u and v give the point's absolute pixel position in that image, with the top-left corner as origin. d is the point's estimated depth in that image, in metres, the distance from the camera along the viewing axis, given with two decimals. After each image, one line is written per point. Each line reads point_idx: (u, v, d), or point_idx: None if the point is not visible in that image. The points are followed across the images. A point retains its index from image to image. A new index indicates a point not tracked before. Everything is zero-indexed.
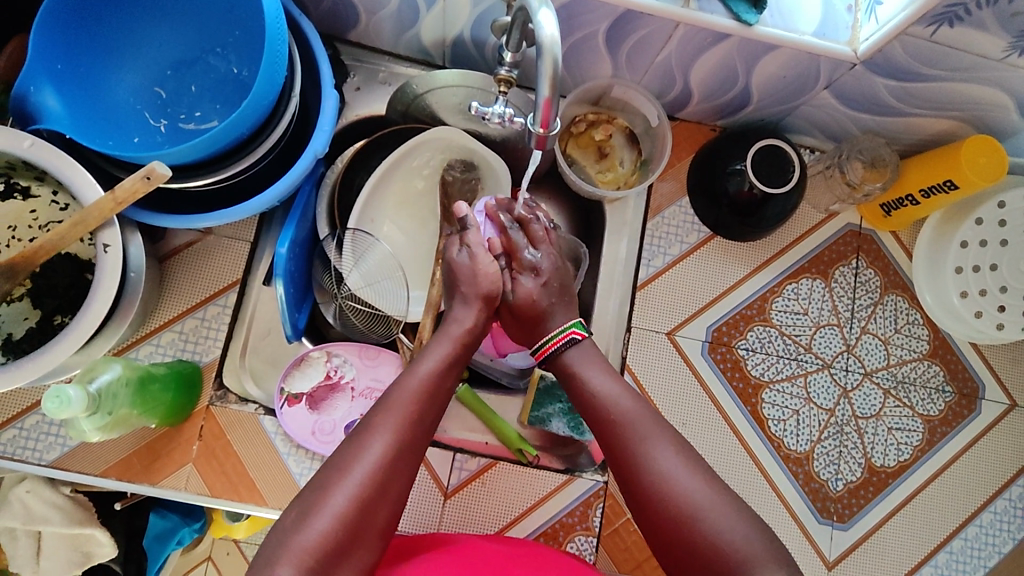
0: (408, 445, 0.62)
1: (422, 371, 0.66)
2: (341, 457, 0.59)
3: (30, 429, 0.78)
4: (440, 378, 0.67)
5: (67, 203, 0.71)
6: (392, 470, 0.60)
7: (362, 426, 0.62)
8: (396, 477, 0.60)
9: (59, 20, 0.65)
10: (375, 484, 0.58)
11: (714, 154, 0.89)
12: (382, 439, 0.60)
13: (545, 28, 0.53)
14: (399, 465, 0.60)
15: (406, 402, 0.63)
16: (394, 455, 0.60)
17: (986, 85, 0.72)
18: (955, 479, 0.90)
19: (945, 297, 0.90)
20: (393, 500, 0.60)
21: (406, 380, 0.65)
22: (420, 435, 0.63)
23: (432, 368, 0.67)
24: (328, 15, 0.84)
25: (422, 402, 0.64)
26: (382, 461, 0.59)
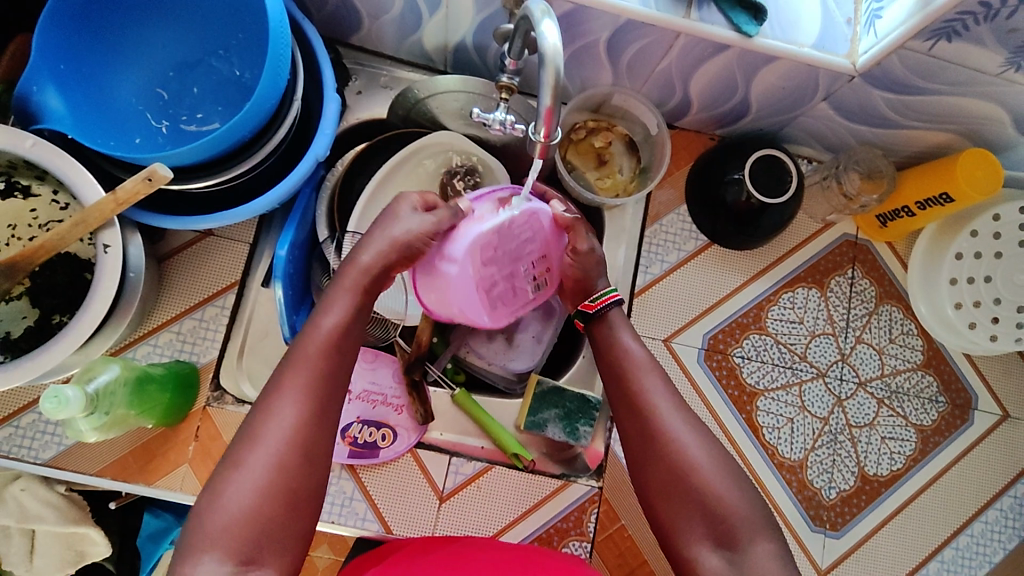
0: (316, 406, 0.60)
1: (321, 329, 0.63)
2: (253, 424, 0.59)
3: (26, 427, 0.78)
4: (347, 328, 0.64)
5: (67, 203, 0.71)
6: (307, 429, 0.59)
7: (268, 391, 0.60)
8: (310, 444, 0.59)
9: (63, 20, 0.65)
10: (289, 448, 0.58)
11: (712, 163, 0.90)
12: (289, 407, 0.59)
13: (547, 39, 0.53)
14: (313, 428, 0.59)
15: (310, 363, 0.61)
16: (303, 421, 0.59)
17: (982, 100, 0.73)
18: (947, 490, 0.91)
19: (940, 308, 0.91)
20: (314, 467, 0.59)
21: (308, 337, 0.62)
22: (332, 393, 0.61)
23: (331, 326, 0.63)
24: (331, 19, 0.84)
25: (324, 359, 0.61)
26: (296, 426, 0.59)
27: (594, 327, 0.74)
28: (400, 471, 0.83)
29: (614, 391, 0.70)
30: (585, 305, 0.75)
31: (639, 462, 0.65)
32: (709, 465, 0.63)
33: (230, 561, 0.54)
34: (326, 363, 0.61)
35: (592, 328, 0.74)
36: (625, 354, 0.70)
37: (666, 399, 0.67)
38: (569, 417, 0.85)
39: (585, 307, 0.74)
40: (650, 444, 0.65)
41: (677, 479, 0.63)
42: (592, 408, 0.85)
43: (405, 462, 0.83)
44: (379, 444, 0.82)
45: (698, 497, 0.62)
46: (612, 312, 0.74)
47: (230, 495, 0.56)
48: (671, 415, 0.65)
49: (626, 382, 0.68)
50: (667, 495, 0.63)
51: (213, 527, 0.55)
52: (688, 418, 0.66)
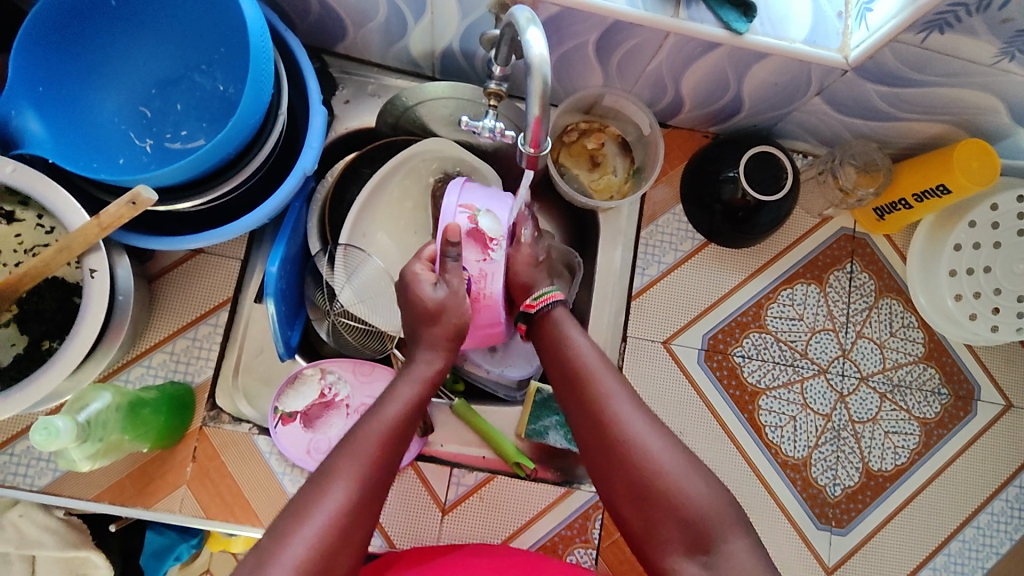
0: (372, 488, 0.60)
1: (384, 417, 0.64)
2: (306, 498, 0.58)
3: (20, 455, 0.78)
4: (409, 420, 0.66)
5: (52, 227, 0.70)
6: (358, 513, 0.58)
7: (325, 469, 0.60)
8: (358, 523, 0.58)
9: (39, 42, 0.64)
10: (335, 530, 0.56)
11: (706, 161, 0.89)
12: (346, 483, 0.59)
13: (534, 47, 0.52)
14: (361, 512, 0.58)
15: (370, 445, 0.62)
16: (358, 495, 0.59)
17: (978, 90, 0.72)
18: (952, 483, 0.91)
19: (939, 299, 0.90)
20: (356, 543, 0.58)
21: (370, 423, 0.64)
22: (383, 475, 0.61)
23: (393, 416, 0.65)
24: (316, 29, 0.83)
25: (384, 445, 0.62)
26: (344, 508, 0.57)
27: (545, 332, 0.73)
28: (402, 484, 0.82)
29: (570, 398, 0.69)
30: (527, 306, 0.74)
31: (600, 467, 0.65)
32: (674, 465, 0.61)
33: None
34: (385, 448, 0.62)
35: (545, 335, 0.73)
36: (577, 358, 0.69)
37: (622, 403, 0.65)
38: None
39: (528, 308, 0.74)
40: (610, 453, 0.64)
41: (640, 481, 0.61)
42: None
43: (407, 475, 0.82)
44: None
45: (663, 498, 0.60)
46: (554, 310, 0.74)
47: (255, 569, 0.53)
48: (631, 420, 0.64)
49: (581, 388, 0.68)
50: (633, 501, 0.62)
51: None
52: (649, 422, 0.64)
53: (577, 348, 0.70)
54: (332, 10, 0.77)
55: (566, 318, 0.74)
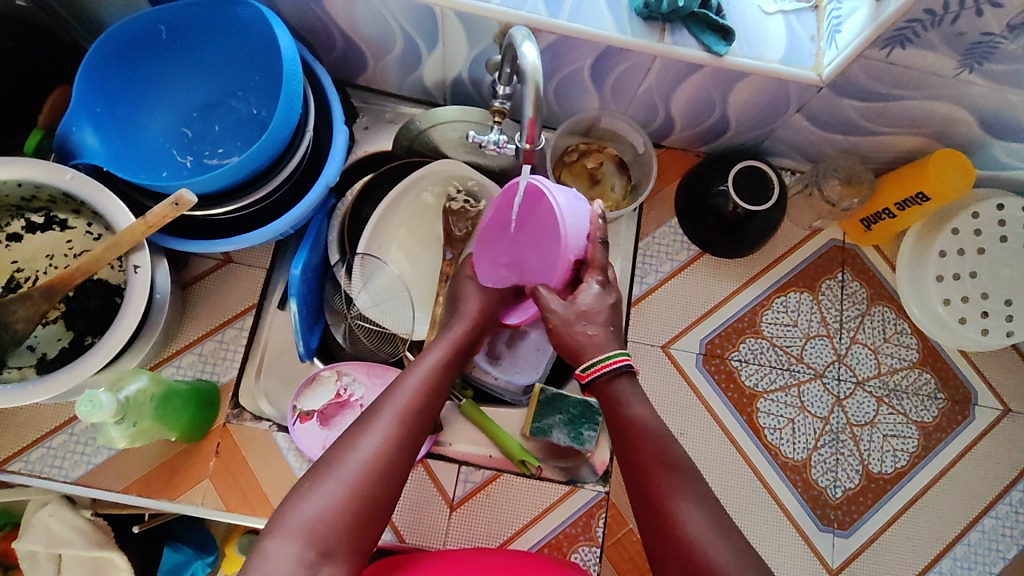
0: (410, 432, 0.64)
1: (419, 376, 0.69)
2: (348, 436, 0.62)
3: (58, 447, 0.82)
4: (443, 373, 0.71)
5: (100, 233, 0.77)
6: (404, 441, 0.63)
7: (372, 406, 0.65)
8: (397, 463, 0.61)
9: (100, 69, 0.73)
10: (386, 453, 0.61)
11: (697, 178, 0.95)
12: (391, 417, 0.63)
13: (528, 59, 0.59)
14: (408, 441, 0.63)
15: (408, 395, 0.66)
16: (396, 438, 0.62)
17: (945, 102, 0.78)
18: (953, 487, 0.91)
19: (930, 306, 0.93)
20: (397, 479, 0.61)
21: (407, 380, 0.68)
22: (424, 416, 0.67)
23: (426, 371, 0.70)
24: (340, 62, 0.92)
25: (422, 397, 0.67)
26: (394, 435, 0.62)
27: (605, 398, 0.71)
28: (411, 480, 0.86)
29: (628, 475, 0.67)
30: (579, 374, 0.73)
31: (651, 546, 0.63)
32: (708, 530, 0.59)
33: (307, 555, 0.54)
34: (427, 389, 0.68)
35: (608, 404, 0.71)
36: (637, 430, 0.67)
37: (678, 491, 0.62)
38: (574, 423, 0.87)
39: (579, 377, 0.72)
40: (658, 538, 0.62)
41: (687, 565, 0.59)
42: (594, 413, 0.88)
43: (416, 471, 0.86)
44: None
45: None
46: (615, 378, 0.71)
47: (307, 494, 0.57)
48: (684, 510, 0.61)
49: (637, 466, 0.66)
50: None
51: (284, 512, 0.56)
52: (705, 520, 0.60)
53: (638, 421, 0.68)
54: (355, 44, 0.87)
55: (630, 391, 0.71)
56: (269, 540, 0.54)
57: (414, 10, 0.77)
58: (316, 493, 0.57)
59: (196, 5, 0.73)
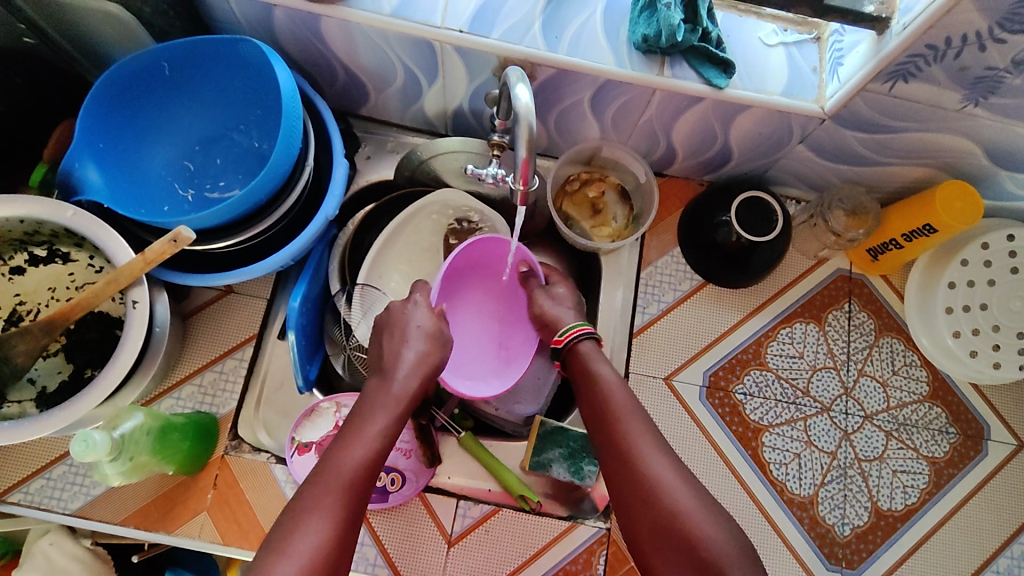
0: (345, 530, 0.60)
1: (354, 454, 0.65)
2: (278, 541, 0.58)
3: (57, 479, 0.82)
4: (376, 453, 0.67)
5: (101, 266, 0.78)
6: (336, 544, 0.59)
7: (299, 506, 0.61)
8: (333, 565, 0.58)
9: (103, 106, 0.74)
10: (318, 564, 0.57)
11: (700, 207, 0.94)
12: (322, 519, 0.60)
13: (521, 100, 0.59)
14: (341, 543, 0.60)
15: (341, 482, 0.63)
16: (331, 539, 0.59)
17: (951, 135, 0.77)
18: (967, 525, 0.89)
19: (939, 337, 0.92)
20: None
21: (338, 461, 0.64)
22: (358, 507, 0.63)
23: (359, 455, 0.65)
24: (342, 94, 0.93)
25: (356, 484, 0.63)
26: (325, 541, 0.58)
27: (579, 368, 0.78)
28: (409, 514, 0.85)
29: (601, 438, 0.72)
30: (557, 341, 0.81)
31: (624, 505, 0.66)
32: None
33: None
34: (359, 478, 0.64)
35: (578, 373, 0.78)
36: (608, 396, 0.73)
37: (647, 445, 0.68)
38: (574, 457, 0.86)
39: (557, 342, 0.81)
40: (632, 495, 0.66)
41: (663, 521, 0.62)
42: None
43: (414, 505, 0.85)
44: (388, 489, 0.83)
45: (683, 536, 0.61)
46: (581, 344, 0.80)
47: None
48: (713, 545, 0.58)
49: (610, 427, 0.71)
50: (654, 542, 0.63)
51: None
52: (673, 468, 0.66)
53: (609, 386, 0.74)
54: (356, 76, 0.87)
55: (600, 360, 0.78)
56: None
57: (414, 45, 0.77)
58: None
59: (199, 43, 0.74)
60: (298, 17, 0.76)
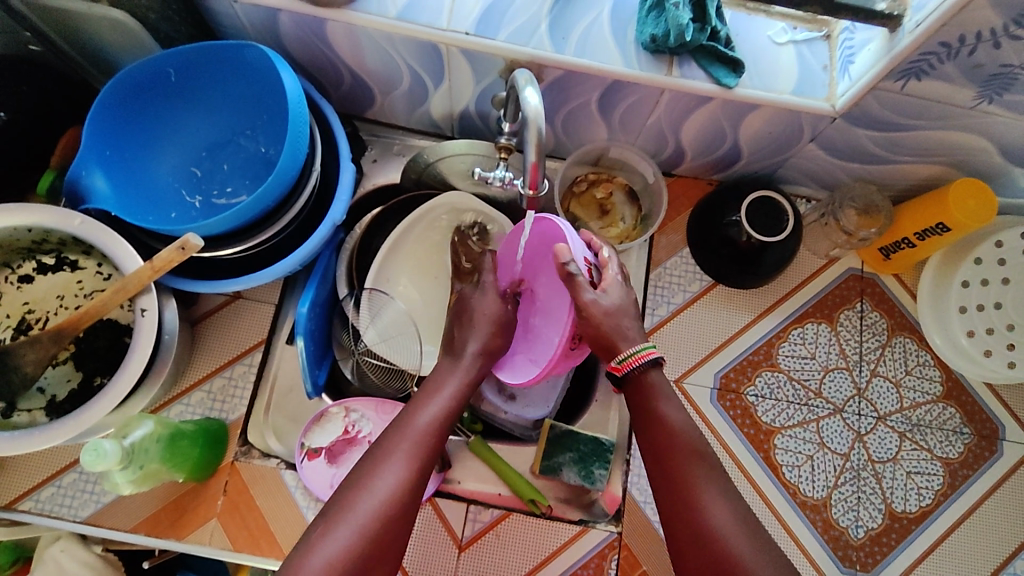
0: (419, 477, 0.63)
1: (430, 410, 0.69)
2: (359, 479, 0.61)
3: (67, 486, 0.82)
4: (453, 409, 0.70)
5: (110, 273, 0.78)
6: (412, 488, 0.62)
7: (377, 450, 0.64)
8: (408, 509, 0.61)
9: (109, 114, 0.74)
10: (395, 502, 0.60)
11: (710, 207, 0.93)
12: (398, 464, 0.63)
13: (529, 103, 0.59)
14: (416, 488, 0.62)
15: (417, 433, 0.66)
16: (408, 484, 0.62)
17: (965, 132, 0.75)
18: (982, 527, 0.88)
19: (953, 337, 0.90)
20: (406, 526, 0.60)
21: (416, 414, 0.68)
22: (433, 458, 0.65)
23: (435, 410, 0.69)
24: (348, 97, 0.92)
25: (432, 435, 0.66)
26: (402, 482, 0.62)
27: (641, 398, 0.68)
28: (420, 520, 0.85)
29: (657, 474, 0.65)
30: (615, 367, 0.69)
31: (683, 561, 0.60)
32: None
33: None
34: (434, 429, 0.67)
35: (641, 407, 0.68)
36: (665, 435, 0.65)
37: (710, 496, 0.61)
38: (584, 461, 0.86)
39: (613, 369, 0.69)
40: (690, 553, 0.60)
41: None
42: (606, 451, 0.86)
43: (424, 511, 0.85)
44: None
45: None
46: (647, 372, 0.69)
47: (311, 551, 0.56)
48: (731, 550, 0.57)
49: (670, 468, 0.64)
50: None
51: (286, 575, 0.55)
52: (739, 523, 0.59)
53: (671, 424, 0.66)
54: (362, 80, 0.87)
55: (670, 397, 0.68)
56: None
57: (420, 48, 0.77)
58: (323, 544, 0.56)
59: (205, 49, 0.73)
60: (303, 22, 0.75)
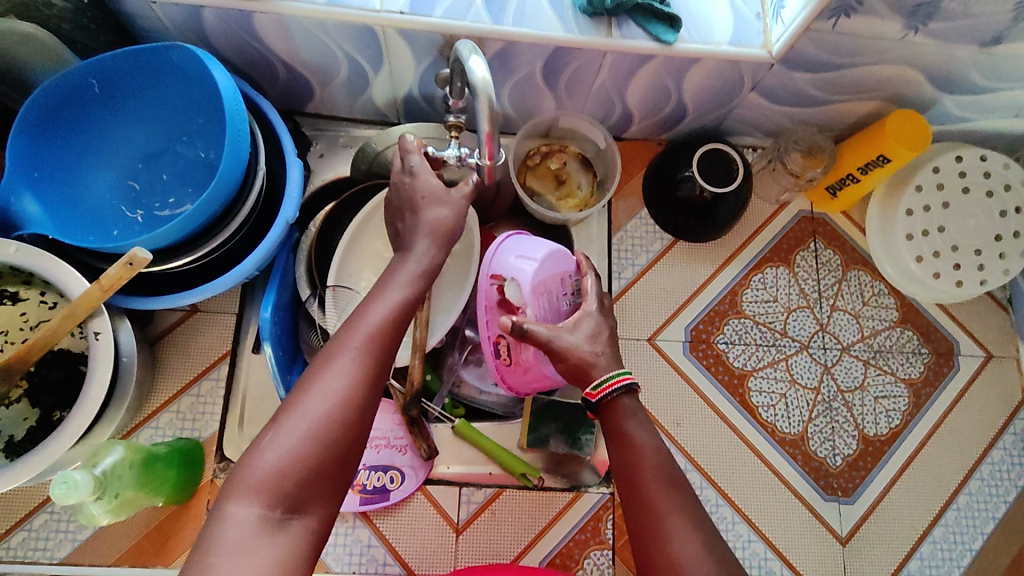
0: (376, 370, 0.58)
1: (385, 299, 0.62)
2: (309, 376, 0.56)
3: (39, 529, 0.79)
4: (413, 302, 0.64)
5: (55, 301, 0.74)
6: (371, 381, 0.57)
7: (333, 344, 0.59)
8: (365, 402, 0.56)
9: (31, 131, 0.70)
10: (352, 395, 0.56)
11: (663, 166, 0.94)
12: (353, 358, 0.57)
13: (476, 72, 0.58)
14: (374, 383, 0.58)
15: (372, 324, 0.60)
16: (365, 376, 0.57)
17: (894, 65, 0.78)
18: (947, 438, 0.93)
19: (902, 263, 0.94)
20: (366, 418, 0.56)
21: (372, 304, 0.62)
22: (392, 349, 0.60)
23: (392, 300, 0.62)
24: (286, 93, 0.90)
25: (389, 327, 0.60)
26: (357, 376, 0.57)
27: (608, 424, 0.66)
28: (414, 510, 0.84)
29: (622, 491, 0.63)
30: (586, 394, 0.67)
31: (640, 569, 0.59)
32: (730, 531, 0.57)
33: (271, 510, 0.50)
34: (393, 320, 0.61)
35: (610, 430, 0.66)
36: (636, 458, 0.63)
37: (674, 522, 0.58)
38: (569, 429, 0.87)
39: (590, 395, 0.67)
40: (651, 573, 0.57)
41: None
42: (590, 417, 0.88)
43: (417, 500, 0.85)
44: (389, 487, 0.83)
45: None
46: (620, 398, 0.66)
47: (261, 452, 0.52)
48: None
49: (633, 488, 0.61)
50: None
51: (238, 473, 0.52)
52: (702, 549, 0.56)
53: (642, 450, 0.63)
54: (298, 73, 0.84)
55: (638, 420, 0.65)
56: (230, 502, 0.50)
57: (355, 33, 0.74)
58: (275, 442, 0.53)
59: (127, 55, 0.70)
60: (229, 17, 0.72)
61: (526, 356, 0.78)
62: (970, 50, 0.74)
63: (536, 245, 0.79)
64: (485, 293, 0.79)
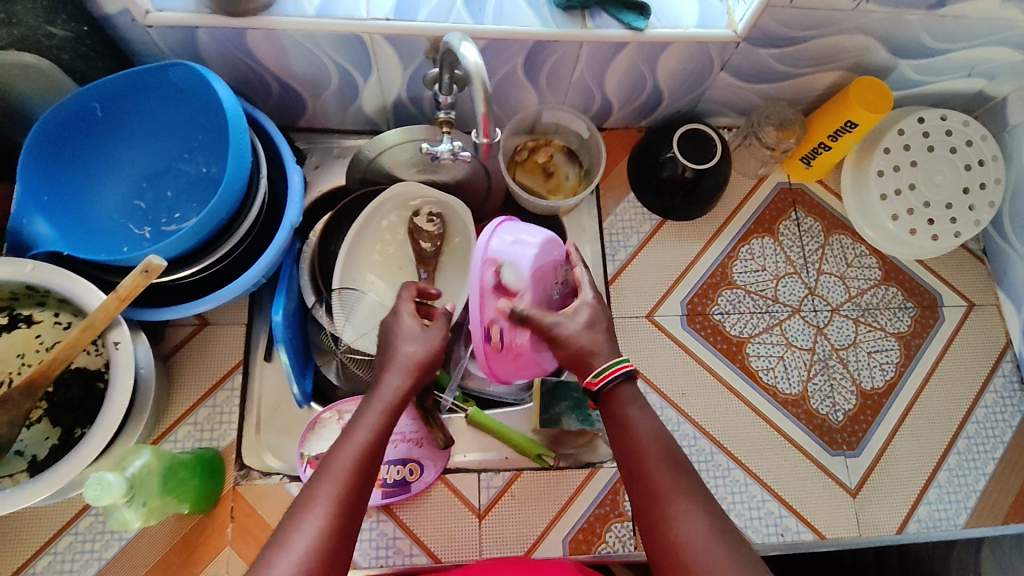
0: (349, 518, 0.56)
1: (356, 441, 0.61)
2: (279, 536, 0.54)
3: (65, 550, 0.79)
4: (382, 440, 0.62)
5: (69, 321, 0.76)
6: (341, 532, 0.55)
7: (303, 496, 0.57)
8: (336, 552, 0.54)
9: (39, 156, 0.72)
10: (323, 551, 0.53)
11: (645, 151, 0.98)
12: (323, 511, 0.55)
13: (468, 58, 0.62)
14: (345, 534, 0.55)
15: (343, 471, 0.58)
16: (335, 528, 0.55)
17: (851, 35, 0.84)
18: (941, 386, 0.96)
19: (879, 223, 0.99)
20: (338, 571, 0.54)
21: (341, 449, 0.60)
22: (363, 494, 0.58)
23: (361, 444, 0.61)
24: (279, 108, 0.93)
25: (359, 471, 0.59)
26: (328, 530, 0.54)
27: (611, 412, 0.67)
28: (435, 500, 0.85)
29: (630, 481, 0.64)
30: (589, 383, 0.69)
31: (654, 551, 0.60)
32: None
33: None
34: (361, 462, 0.59)
35: (612, 418, 0.67)
36: (636, 444, 0.64)
37: (679, 507, 0.59)
38: (579, 407, 0.89)
39: (590, 384, 0.68)
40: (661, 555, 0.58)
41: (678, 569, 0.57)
42: None
43: (437, 490, 0.86)
44: (409, 479, 0.85)
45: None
46: (619, 386, 0.67)
47: None
48: None
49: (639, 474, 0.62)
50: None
51: None
52: (710, 528, 0.57)
53: (641, 435, 0.64)
54: (290, 87, 0.88)
55: (638, 405, 0.66)
56: None
57: (344, 42, 0.78)
58: None
59: (128, 77, 0.73)
60: (223, 35, 0.76)
61: (520, 340, 0.75)
62: (918, 14, 0.80)
63: (531, 231, 0.78)
64: (481, 275, 0.73)
